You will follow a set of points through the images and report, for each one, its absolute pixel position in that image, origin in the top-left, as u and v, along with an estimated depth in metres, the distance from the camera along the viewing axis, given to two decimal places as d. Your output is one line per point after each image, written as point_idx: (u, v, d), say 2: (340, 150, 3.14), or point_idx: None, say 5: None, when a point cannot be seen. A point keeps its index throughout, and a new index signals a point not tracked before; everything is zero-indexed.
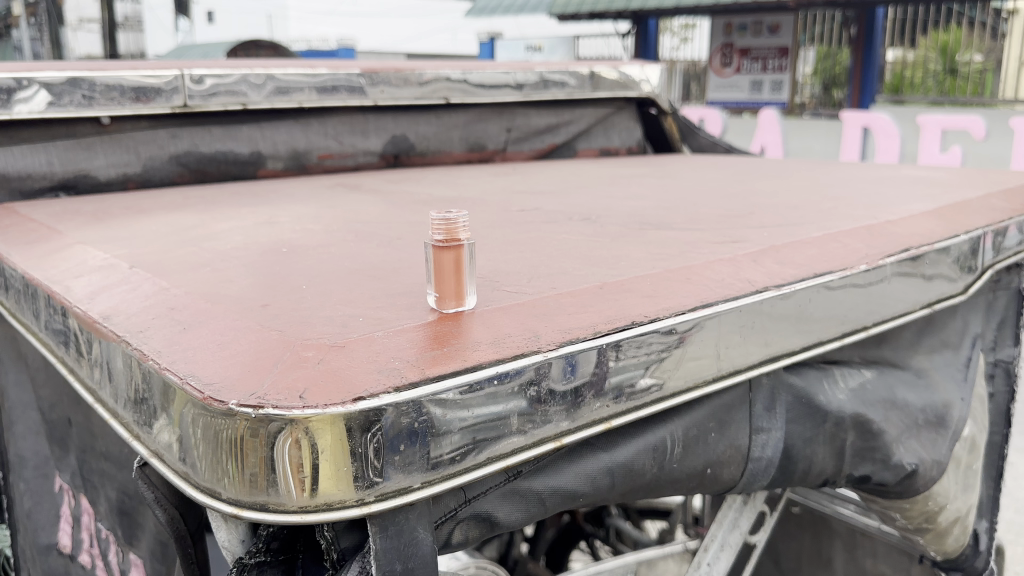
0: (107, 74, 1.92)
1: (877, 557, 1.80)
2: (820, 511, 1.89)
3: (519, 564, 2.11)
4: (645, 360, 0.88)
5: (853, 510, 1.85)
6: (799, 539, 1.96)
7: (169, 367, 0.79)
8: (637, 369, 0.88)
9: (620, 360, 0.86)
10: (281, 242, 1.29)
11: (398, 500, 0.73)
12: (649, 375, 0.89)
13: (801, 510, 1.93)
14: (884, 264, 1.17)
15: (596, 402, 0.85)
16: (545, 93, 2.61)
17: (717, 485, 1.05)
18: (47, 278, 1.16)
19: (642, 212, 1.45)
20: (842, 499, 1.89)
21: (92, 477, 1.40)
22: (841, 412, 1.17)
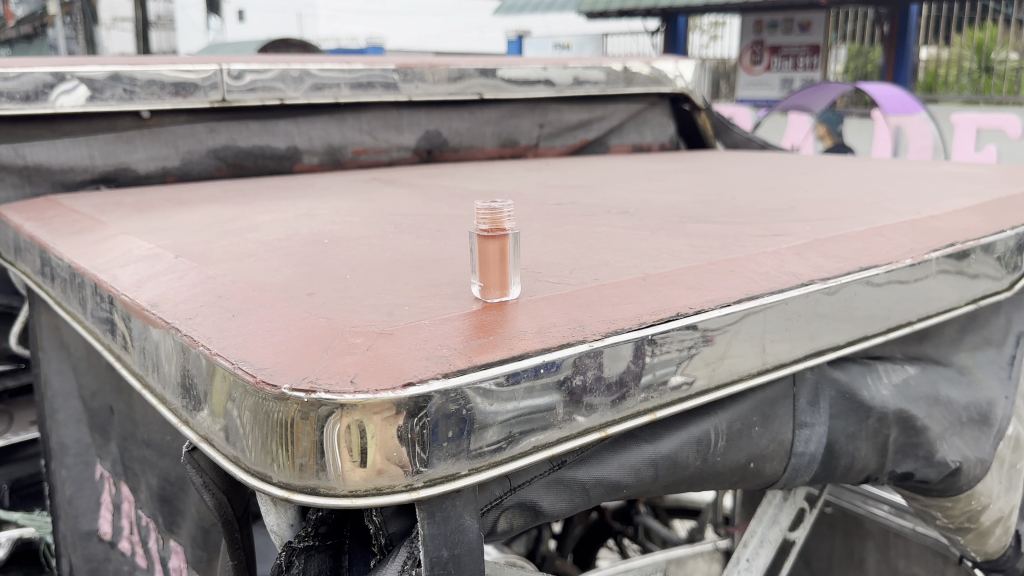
0: (147, 69, 1.94)
1: (910, 558, 1.78)
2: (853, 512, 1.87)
3: (547, 559, 2.12)
4: (678, 356, 0.87)
5: (887, 512, 1.82)
6: (831, 540, 1.95)
7: (219, 353, 0.80)
8: (668, 366, 0.87)
9: (655, 356, 0.85)
10: (322, 233, 1.30)
11: (445, 487, 0.73)
12: (680, 372, 0.88)
13: (834, 510, 1.92)
14: (929, 260, 1.15)
15: (635, 397, 0.85)
16: (579, 88, 2.61)
17: (760, 479, 1.05)
18: (94, 267, 1.18)
19: (680, 206, 1.44)
20: (876, 499, 1.86)
21: (134, 464, 1.41)
22: (885, 408, 1.15)
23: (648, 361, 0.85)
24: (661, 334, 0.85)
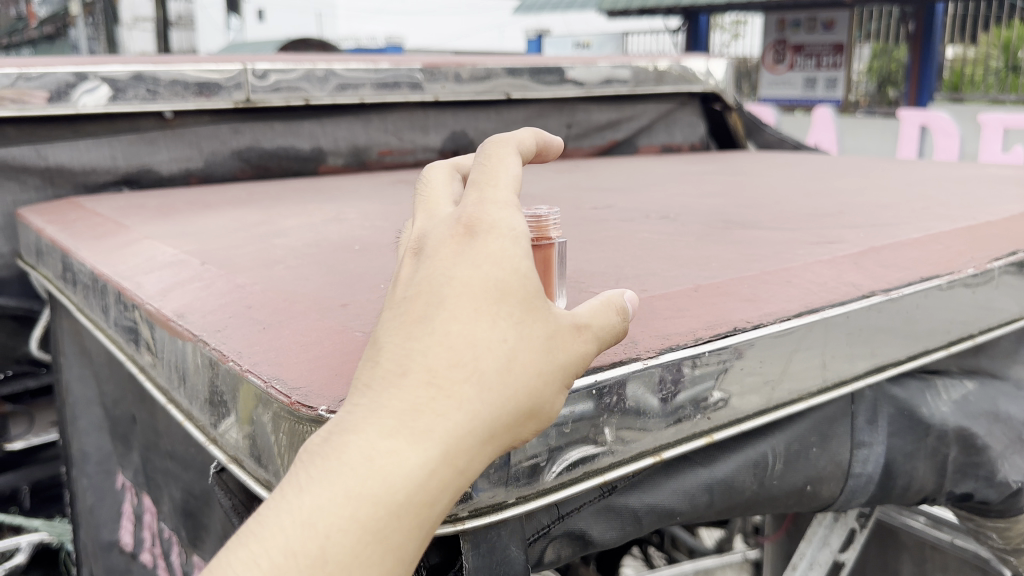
0: (170, 69, 1.90)
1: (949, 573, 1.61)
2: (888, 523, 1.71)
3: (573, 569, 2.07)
4: (718, 367, 0.81)
5: (923, 523, 1.66)
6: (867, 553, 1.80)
7: (250, 369, 0.75)
8: (707, 380, 0.80)
9: (695, 370, 0.79)
10: (352, 239, 1.25)
11: (493, 517, 0.68)
12: (719, 387, 0.81)
13: None
14: (992, 269, 1.09)
15: (677, 415, 0.79)
16: (607, 88, 2.56)
17: (816, 502, 0.99)
18: (116, 273, 1.14)
19: (723, 210, 1.39)
20: (913, 509, 1.69)
21: (156, 475, 1.37)
22: (944, 425, 1.09)
23: (688, 371, 0.78)
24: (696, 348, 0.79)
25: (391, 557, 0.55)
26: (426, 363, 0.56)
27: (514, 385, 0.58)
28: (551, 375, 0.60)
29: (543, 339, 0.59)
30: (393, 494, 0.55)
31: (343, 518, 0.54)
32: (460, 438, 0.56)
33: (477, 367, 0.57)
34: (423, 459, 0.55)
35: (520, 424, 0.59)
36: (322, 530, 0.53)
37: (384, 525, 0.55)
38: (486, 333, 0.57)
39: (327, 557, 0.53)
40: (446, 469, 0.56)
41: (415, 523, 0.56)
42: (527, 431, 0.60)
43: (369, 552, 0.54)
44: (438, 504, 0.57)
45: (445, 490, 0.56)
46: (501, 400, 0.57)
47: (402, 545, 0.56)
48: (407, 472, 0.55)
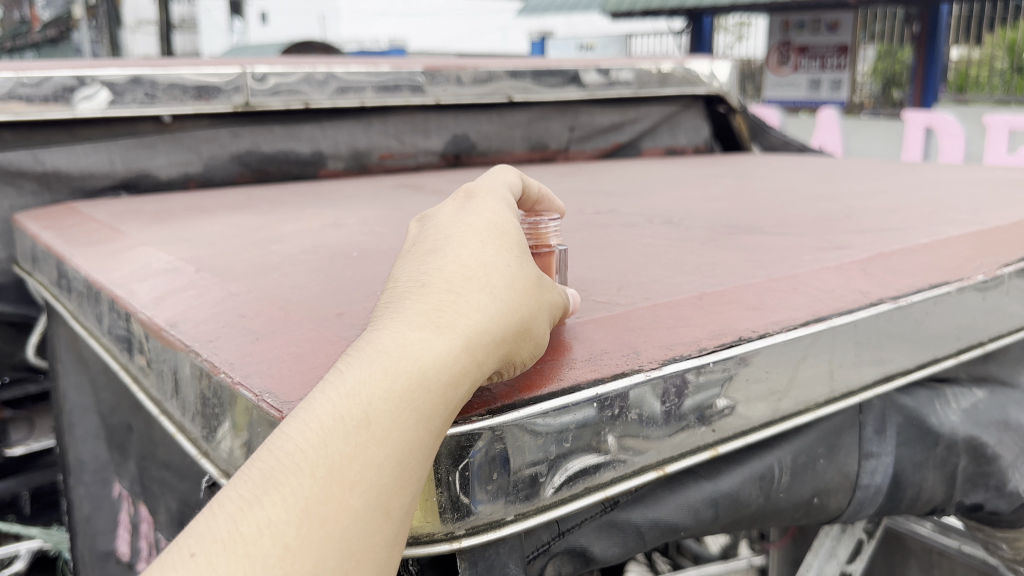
0: (168, 73, 1.89)
1: None
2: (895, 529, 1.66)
3: None
4: (721, 376, 0.78)
5: (931, 530, 1.61)
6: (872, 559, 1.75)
7: (242, 381, 0.73)
8: (711, 390, 0.78)
9: (695, 380, 0.76)
10: (350, 245, 1.23)
11: (491, 535, 0.66)
12: (723, 396, 0.78)
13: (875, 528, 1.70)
14: (1003, 275, 1.07)
15: (675, 425, 0.76)
16: (610, 90, 2.53)
17: (823, 514, 0.96)
18: (110, 281, 1.12)
19: (728, 215, 1.36)
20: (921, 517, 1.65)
21: (152, 484, 1.35)
22: (954, 434, 1.07)
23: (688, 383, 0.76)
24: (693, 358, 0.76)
25: (424, 431, 0.58)
26: (444, 276, 0.66)
27: (516, 296, 0.67)
28: (539, 300, 0.69)
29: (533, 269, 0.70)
30: (425, 367, 0.59)
31: (384, 388, 0.58)
32: (480, 327, 0.63)
33: (486, 278, 0.66)
34: (449, 344, 0.61)
35: (522, 333, 0.67)
36: (364, 397, 0.57)
37: (420, 395, 0.58)
38: (490, 258, 0.68)
39: (369, 419, 0.56)
40: (469, 355, 0.61)
41: (444, 403, 0.59)
42: (525, 347, 0.68)
43: (406, 421, 0.57)
44: (461, 392, 0.61)
45: (468, 377, 0.61)
46: (507, 303, 0.65)
47: (433, 423, 0.59)
48: (437, 350, 0.60)
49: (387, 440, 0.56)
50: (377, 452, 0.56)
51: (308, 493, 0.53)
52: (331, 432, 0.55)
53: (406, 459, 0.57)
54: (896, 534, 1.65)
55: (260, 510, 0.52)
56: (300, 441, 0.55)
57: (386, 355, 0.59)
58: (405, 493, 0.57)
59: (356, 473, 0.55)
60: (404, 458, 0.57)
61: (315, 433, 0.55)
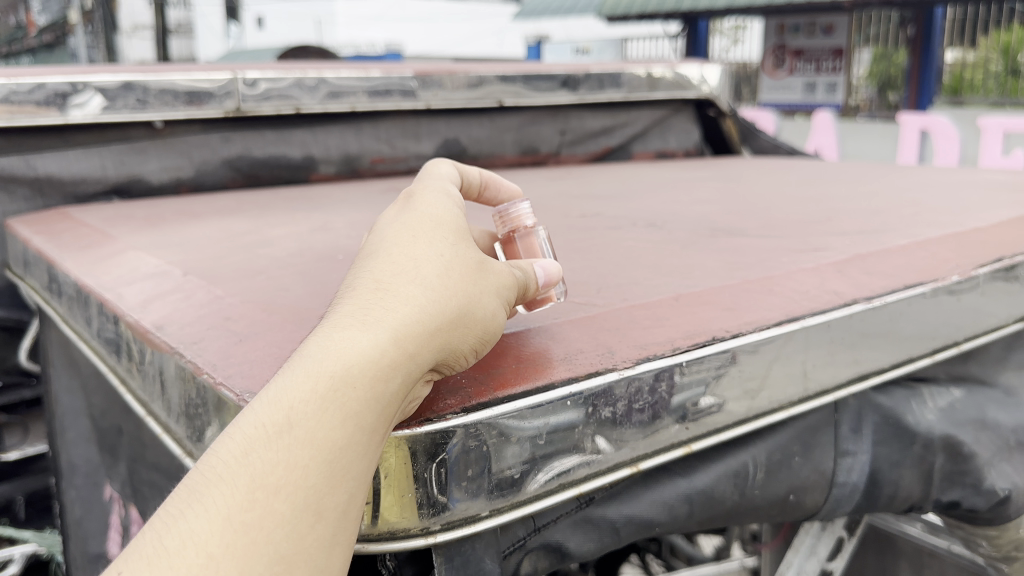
0: (160, 78, 1.90)
1: None
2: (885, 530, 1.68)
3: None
4: (705, 375, 0.80)
5: (920, 530, 1.64)
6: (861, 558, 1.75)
7: (224, 382, 0.75)
8: (695, 387, 0.80)
9: (678, 378, 0.79)
10: (336, 248, 1.24)
11: (466, 530, 0.67)
12: (707, 394, 0.81)
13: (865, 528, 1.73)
14: (978, 276, 1.09)
15: (659, 421, 0.78)
16: (600, 93, 2.55)
17: (800, 511, 0.98)
18: (99, 284, 1.14)
19: (711, 218, 1.38)
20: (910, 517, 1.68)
21: (142, 487, 1.36)
22: (930, 433, 1.09)
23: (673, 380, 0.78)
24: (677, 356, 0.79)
25: (353, 429, 0.58)
26: (374, 277, 0.66)
27: (452, 285, 0.67)
28: (482, 288, 0.70)
29: (472, 259, 0.70)
30: (349, 366, 0.59)
31: (307, 390, 0.58)
32: (409, 320, 0.63)
33: (417, 271, 0.67)
34: (375, 339, 0.61)
35: (460, 320, 0.67)
36: (288, 402, 0.57)
37: (344, 393, 0.58)
38: (424, 251, 0.68)
39: (294, 421, 0.57)
40: (397, 347, 0.61)
41: (373, 398, 0.59)
42: (470, 334, 0.68)
43: (332, 420, 0.57)
44: (394, 386, 0.61)
45: (400, 370, 0.61)
46: (440, 293, 0.66)
47: (363, 419, 0.59)
48: (363, 347, 0.60)
49: (313, 441, 0.56)
50: (304, 452, 0.56)
51: (230, 501, 0.53)
52: (253, 440, 0.56)
53: (336, 457, 0.57)
54: (886, 535, 1.68)
55: (184, 523, 0.53)
56: (223, 454, 0.56)
57: (310, 359, 0.60)
58: (337, 492, 0.57)
59: (281, 477, 0.55)
60: (334, 457, 0.57)
61: (236, 443, 0.56)
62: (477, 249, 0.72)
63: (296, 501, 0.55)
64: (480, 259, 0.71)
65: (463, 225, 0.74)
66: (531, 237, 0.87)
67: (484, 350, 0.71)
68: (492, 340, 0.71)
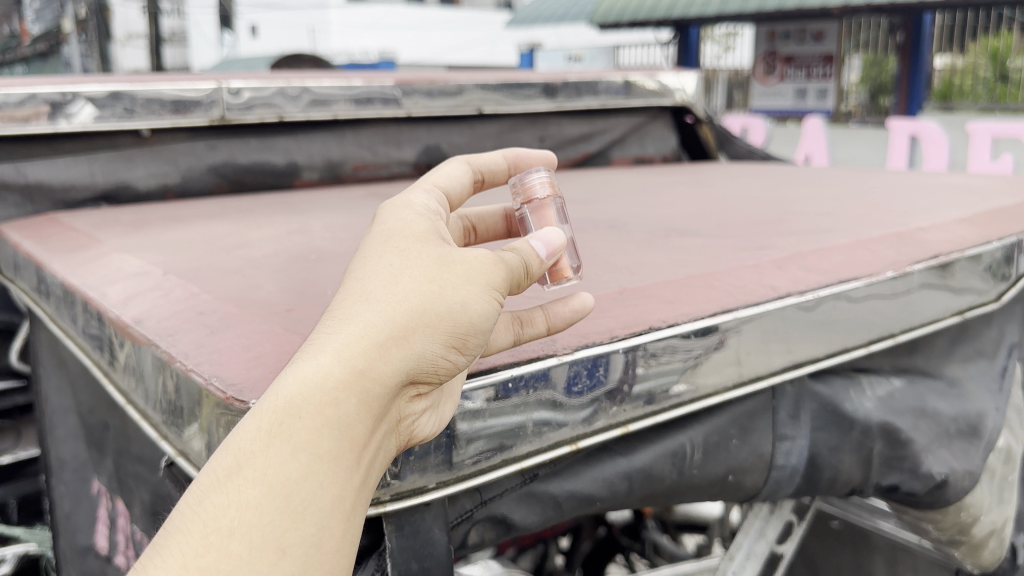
0: (147, 88, 1.97)
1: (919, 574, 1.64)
2: (859, 526, 1.72)
3: None
4: (681, 364, 0.91)
5: (893, 526, 1.68)
6: (840, 555, 1.77)
7: (194, 368, 0.82)
8: (671, 376, 0.91)
9: (651, 366, 0.89)
10: (310, 250, 1.31)
11: (413, 500, 0.74)
12: (682, 381, 0.92)
13: (841, 524, 1.76)
14: (912, 272, 1.15)
15: (630, 402, 0.88)
16: (578, 100, 2.63)
17: (740, 492, 1.07)
18: (85, 284, 1.20)
19: (669, 220, 1.45)
20: (884, 512, 1.72)
21: (128, 479, 1.41)
22: (869, 420, 1.15)
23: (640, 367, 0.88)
24: (657, 348, 0.89)
25: (306, 459, 0.61)
26: (330, 306, 0.68)
27: (406, 294, 0.67)
28: (446, 282, 0.68)
29: (433, 260, 0.69)
30: (294, 399, 0.62)
31: (254, 429, 0.62)
32: (353, 341, 0.65)
33: (367, 289, 0.67)
34: (320, 369, 0.63)
35: (419, 325, 0.66)
36: (236, 445, 0.61)
37: (289, 427, 0.61)
38: (375, 266, 0.69)
39: (245, 462, 0.60)
40: (343, 370, 0.63)
41: (323, 425, 0.62)
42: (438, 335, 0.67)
43: (282, 454, 0.61)
44: (345, 409, 0.63)
45: (348, 391, 0.63)
46: (389, 305, 0.66)
47: (316, 448, 0.62)
48: (307, 377, 0.63)
49: (265, 477, 0.60)
50: (256, 490, 0.59)
51: (186, 548, 0.57)
52: (207, 487, 0.60)
53: (289, 491, 0.60)
54: (860, 531, 1.72)
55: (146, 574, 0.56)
56: (181, 505, 0.59)
57: (261, 399, 0.63)
58: (299, 524, 0.60)
59: (235, 517, 0.58)
60: (290, 489, 0.60)
61: (193, 493, 0.60)
62: (443, 248, 0.71)
63: (254, 537, 0.58)
64: (448, 255, 0.70)
65: (431, 227, 0.74)
66: (546, 206, 0.91)
67: (472, 345, 0.69)
68: (476, 332, 0.69)
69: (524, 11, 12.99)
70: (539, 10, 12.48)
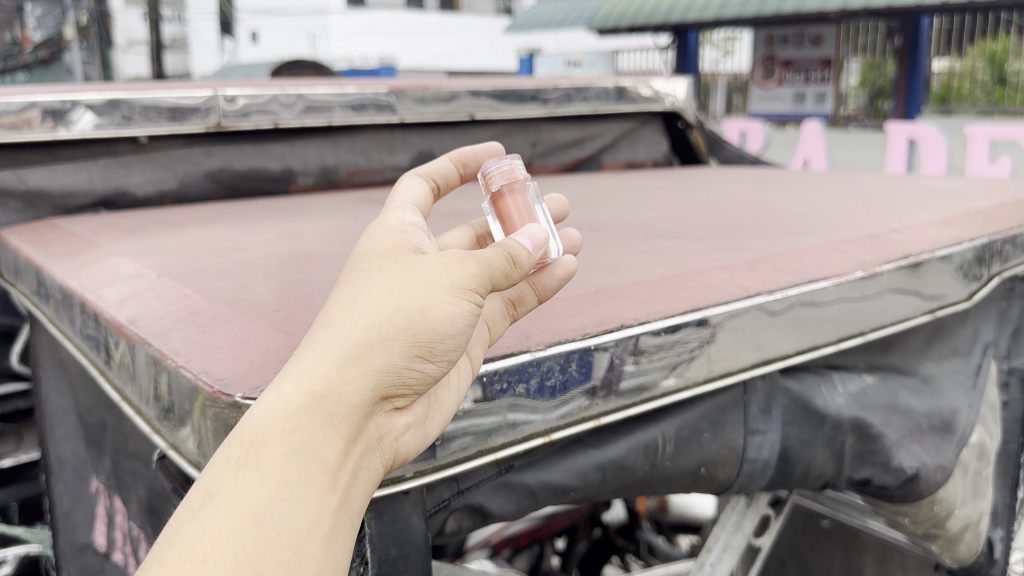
0: (144, 96, 2.01)
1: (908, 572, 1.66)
2: (850, 525, 1.75)
3: None
4: (669, 359, 0.97)
5: (881, 524, 1.71)
6: (830, 554, 1.80)
7: (184, 365, 0.86)
8: (660, 369, 0.97)
9: (642, 363, 0.95)
10: (301, 253, 1.36)
11: (390, 488, 0.78)
12: (671, 374, 0.98)
13: (832, 523, 1.78)
14: (882, 273, 1.19)
15: (616, 395, 0.94)
16: (570, 106, 2.67)
17: (713, 484, 1.12)
18: (83, 286, 1.24)
19: (650, 223, 1.49)
20: (874, 511, 1.75)
21: (125, 477, 1.45)
22: (840, 415, 1.19)
23: (629, 364, 0.94)
24: (647, 344, 0.95)
25: (275, 484, 0.64)
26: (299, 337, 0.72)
27: (363, 313, 0.69)
28: (402, 289, 0.70)
29: (390, 276, 0.71)
30: (259, 428, 0.65)
31: (224, 460, 0.65)
32: (312, 367, 0.68)
33: (328, 316, 0.70)
34: (283, 397, 0.66)
35: (377, 340, 0.68)
36: (208, 477, 0.64)
37: (255, 454, 0.64)
38: (337, 293, 0.72)
39: (215, 492, 0.63)
40: (304, 396, 0.66)
41: (288, 451, 0.65)
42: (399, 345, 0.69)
43: (250, 482, 0.64)
44: (309, 432, 0.66)
45: (311, 415, 0.66)
46: (346, 327, 0.69)
47: (284, 473, 0.64)
48: (271, 406, 0.66)
49: (234, 505, 0.63)
50: (226, 517, 0.62)
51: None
52: (183, 518, 0.63)
53: (262, 516, 0.63)
54: (851, 530, 1.75)
55: None
56: (161, 538, 0.62)
57: (232, 432, 0.67)
58: (273, 547, 0.63)
59: (208, 545, 0.61)
60: (260, 515, 0.63)
61: (170, 525, 0.63)
62: (403, 261, 0.72)
63: (226, 564, 0.60)
64: (408, 266, 0.71)
65: (397, 243, 0.76)
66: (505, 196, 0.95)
67: (438, 352, 0.70)
68: (441, 339, 0.70)
69: (524, 17, 13.04)
70: (540, 15, 12.54)
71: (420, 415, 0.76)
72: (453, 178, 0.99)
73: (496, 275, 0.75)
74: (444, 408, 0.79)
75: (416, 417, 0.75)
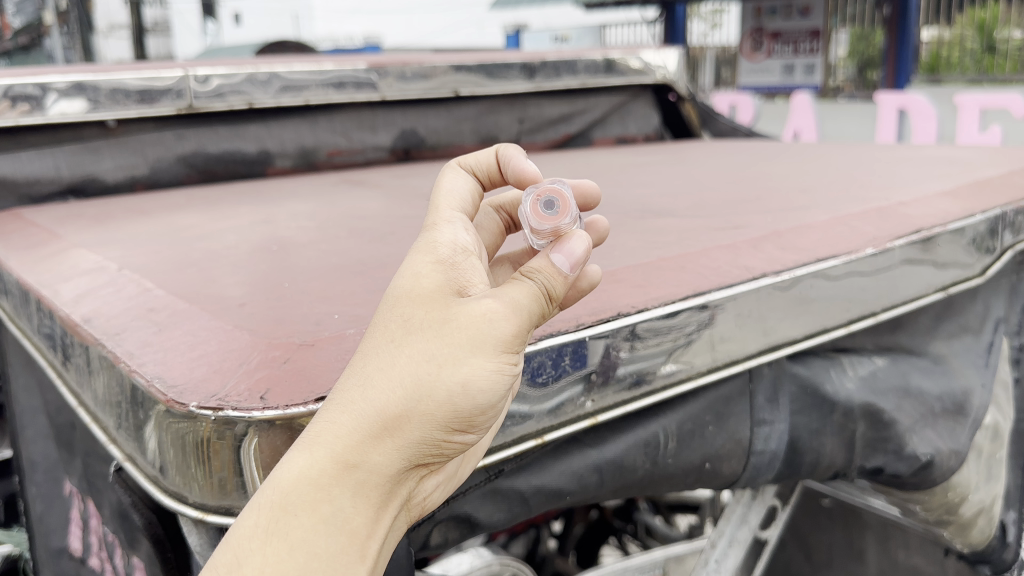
0: (110, 78, 1.91)
1: (910, 548, 1.60)
2: (850, 503, 1.68)
3: (547, 561, 2.07)
4: (670, 345, 0.91)
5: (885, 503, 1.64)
6: (830, 533, 1.73)
7: (138, 369, 0.78)
8: (656, 357, 0.91)
9: (637, 349, 0.89)
10: (274, 241, 1.27)
11: None
12: (669, 363, 0.91)
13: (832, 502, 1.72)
14: (892, 248, 1.12)
15: (611, 387, 0.88)
16: (557, 80, 2.57)
17: (718, 479, 1.07)
18: (39, 281, 1.15)
19: (644, 202, 1.42)
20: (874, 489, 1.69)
21: (95, 479, 1.35)
22: (850, 401, 1.13)
23: (626, 351, 0.87)
24: (645, 331, 0.89)
25: (304, 557, 0.60)
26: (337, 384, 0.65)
27: (401, 380, 0.62)
28: (445, 352, 0.63)
29: (432, 332, 0.63)
30: (288, 493, 0.61)
31: (252, 524, 0.61)
32: (347, 434, 0.62)
33: (365, 367, 0.64)
34: (315, 460, 0.62)
35: (416, 416, 0.62)
36: (232, 541, 0.60)
37: (284, 523, 0.61)
38: (378, 340, 0.65)
39: (242, 560, 0.59)
40: (336, 465, 0.62)
41: (318, 521, 0.61)
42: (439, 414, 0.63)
43: (279, 553, 0.60)
44: (340, 503, 0.62)
45: (342, 484, 0.62)
46: (382, 390, 0.62)
47: (313, 544, 0.61)
48: (300, 468, 0.62)
49: None
50: None
51: None
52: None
53: None
54: (852, 508, 1.68)
55: None
56: None
57: (258, 491, 0.63)
58: None
59: None
60: None
61: None
62: (449, 311, 0.64)
63: None
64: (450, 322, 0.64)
65: (441, 278, 0.67)
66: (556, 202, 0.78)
67: (478, 423, 0.66)
68: (482, 410, 0.65)
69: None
70: None
71: (451, 471, 0.72)
72: (494, 177, 0.85)
73: (538, 316, 0.67)
74: (477, 450, 0.76)
75: (447, 475, 0.72)
